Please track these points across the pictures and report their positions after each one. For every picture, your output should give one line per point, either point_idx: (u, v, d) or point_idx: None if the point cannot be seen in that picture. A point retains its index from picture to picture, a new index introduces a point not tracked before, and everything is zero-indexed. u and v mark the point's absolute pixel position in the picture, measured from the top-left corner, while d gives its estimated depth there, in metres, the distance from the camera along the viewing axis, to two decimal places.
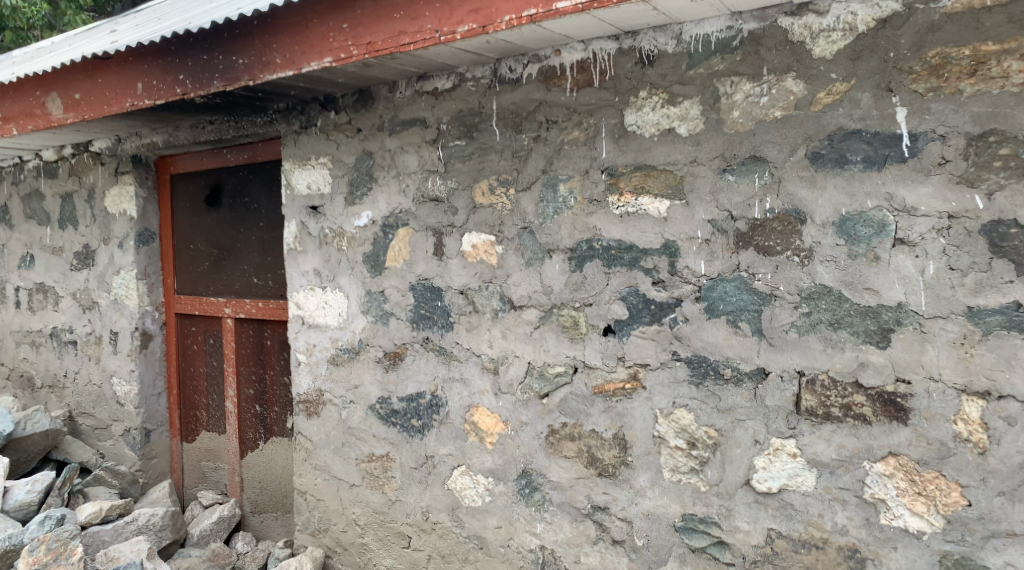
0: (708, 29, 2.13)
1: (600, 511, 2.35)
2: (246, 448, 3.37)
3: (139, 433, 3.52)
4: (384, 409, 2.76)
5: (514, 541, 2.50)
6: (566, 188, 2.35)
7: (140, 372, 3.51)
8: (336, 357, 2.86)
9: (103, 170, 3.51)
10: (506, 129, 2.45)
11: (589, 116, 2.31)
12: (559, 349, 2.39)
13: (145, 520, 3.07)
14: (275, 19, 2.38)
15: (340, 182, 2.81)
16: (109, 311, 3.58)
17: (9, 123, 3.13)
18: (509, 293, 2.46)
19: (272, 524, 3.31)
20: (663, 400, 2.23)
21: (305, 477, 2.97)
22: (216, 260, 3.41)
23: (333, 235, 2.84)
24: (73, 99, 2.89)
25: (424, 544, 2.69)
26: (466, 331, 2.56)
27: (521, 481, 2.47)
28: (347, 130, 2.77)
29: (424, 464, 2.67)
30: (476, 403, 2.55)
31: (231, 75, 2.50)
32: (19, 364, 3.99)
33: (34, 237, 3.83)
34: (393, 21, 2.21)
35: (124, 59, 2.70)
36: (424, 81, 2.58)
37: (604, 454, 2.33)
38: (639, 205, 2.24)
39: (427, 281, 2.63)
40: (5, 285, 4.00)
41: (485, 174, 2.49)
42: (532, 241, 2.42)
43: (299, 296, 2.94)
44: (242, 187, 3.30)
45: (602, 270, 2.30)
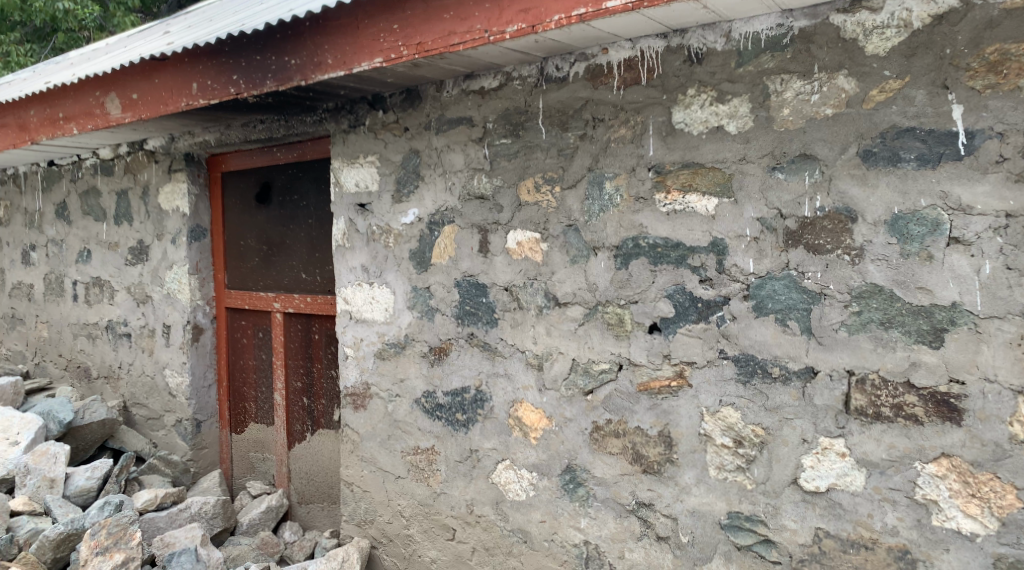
0: (758, 27, 2.12)
1: (644, 507, 2.35)
2: (294, 439, 3.43)
3: (190, 423, 3.61)
4: (429, 403, 2.79)
5: (558, 536, 2.52)
6: (612, 185, 2.36)
7: (191, 364, 3.59)
8: (383, 352, 2.90)
9: (157, 168, 3.60)
10: (552, 127, 2.46)
11: (636, 114, 2.31)
12: (604, 346, 2.40)
13: (198, 508, 3.15)
14: (328, 21, 2.43)
15: (388, 179, 2.85)
16: (162, 305, 3.67)
17: (70, 123, 3.23)
18: (554, 290, 2.48)
19: (318, 514, 3.37)
20: (710, 398, 2.23)
21: (352, 469, 3.03)
22: (266, 256, 3.48)
23: (380, 233, 2.88)
24: (131, 99, 2.97)
25: (468, 537, 2.72)
26: (511, 328, 2.58)
27: (566, 476, 2.49)
28: (395, 129, 2.81)
29: (469, 458, 2.70)
30: (521, 399, 2.57)
31: (283, 76, 2.55)
32: (76, 356, 4.11)
33: (91, 233, 3.95)
34: (443, 22, 2.24)
35: (180, 60, 2.77)
36: (471, 81, 2.61)
37: (650, 451, 2.33)
38: (687, 203, 2.24)
39: (472, 277, 2.66)
40: (62, 278, 4.13)
41: (531, 172, 2.51)
42: (577, 239, 2.43)
43: (347, 291, 2.99)
44: (291, 185, 3.36)
45: (648, 268, 2.31)
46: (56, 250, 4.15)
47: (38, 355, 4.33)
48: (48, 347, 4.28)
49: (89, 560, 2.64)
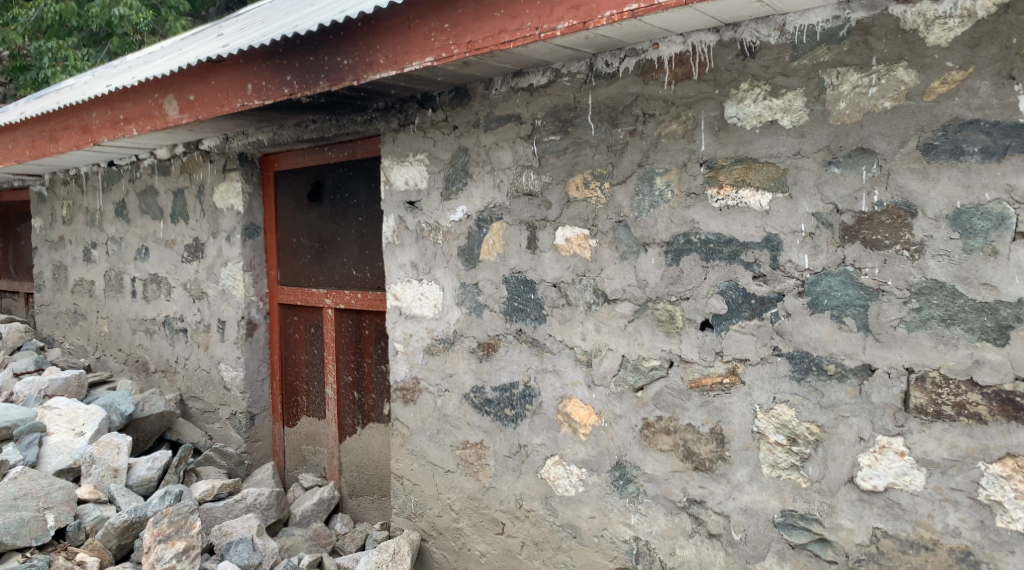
0: (814, 20, 2.09)
1: (695, 504, 2.34)
2: (344, 433, 3.48)
3: (244, 416, 3.68)
4: (478, 398, 2.81)
5: (608, 532, 2.52)
6: (663, 181, 2.35)
7: (245, 359, 3.67)
8: (432, 347, 2.93)
9: (212, 167, 3.67)
10: (602, 123, 2.46)
11: (687, 109, 2.30)
12: (654, 343, 2.39)
13: (253, 498, 3.22)
14: (379, 21, 2.46)
15: (437, 177, 2.87)
16: (217, 301, 3.75)
17: (130, 125, 3.31)
18: (604, 286, 2.48)
19: (369, 507, 3.42)
20: (763, 396, 2.21)
21: (402, 462, 3.06)
22: (318, 253, 3.54)
23: (430, 230, 2.91)
24: (188, 100, 3.04)
25: (518, 532, 2.73)
26: (560, 324, 2.58)
27: (616, 473, 2.49)
28: (444, 127, 2.82)
29: (518, 453, 2.71)
30: (569, 395, 2.57)
31: (336, 76, 2.59)
32: (135, 350, 4.23)
33: (149, 231, 4.05)
34: (494, 20, 2.26)
35: (235, 62, 2.83)
36: (520, 78, 2.62)
37: (701, 448, 2.32)
38: (740, 198, 2.22)
39: (520, 274, 2.66)
40: (122, 275, 4.25)
41: (580, 168, 2.51)
42: (627, 235, 2.42)
43: (397, 287, 3.02)
44: (342, 183, 3.41)
45: (700, 264, 2.29)
46: (116, 248, 4.27)
47: (99, 350, 4.46)
48: (108, 342, 4.41)
49: (152, 547, 2.72)
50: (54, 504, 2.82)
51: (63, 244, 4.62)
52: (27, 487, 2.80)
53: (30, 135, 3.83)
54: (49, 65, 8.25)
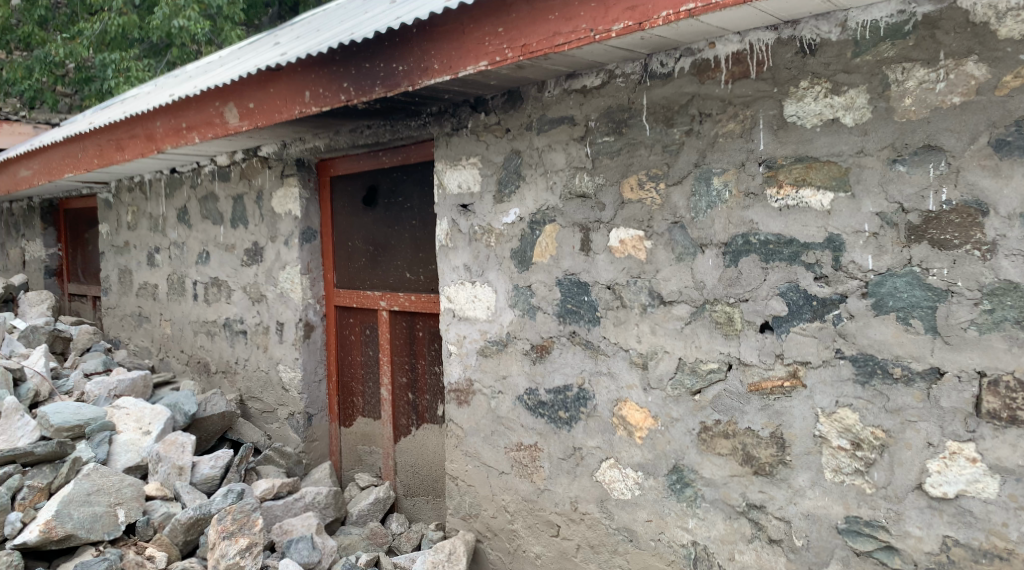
0: (877, 15, 2.05)
1: (755, 509, 2.30)
2: (400, 433, 3.52)
3: (302, 416, 3.73)
4: (532, 400, 2.80)
5: (665, 535, 2.49)
6: (720, 181, 2.32)
7: (303, 360, 3.73)
8: (486, 349, 2.93)
9: (271, 173, 3.74)
10: (657, 123, 2.44)
11: (744, 108, 2.27)
12: (712, 346, 2.36)
13: (312, 498, 3.27)
14: (434, 26, 2.48)
15: (490, 180, 2.88)
16: (276, 303, 3.82)
17: (192, 133, 3.40)
18: (659, 288, 2.46)
19: (424, 507, 3.44)
20: (825, 399, 2.17)
21: (457, 463, 3.07)
22: (373, 256, 3.57)
23: (482, 232, 2.91)
24: (248, 108, 3.11)
25: (573, 534, 2.72)
26: (614, 326, 2.57)
27: (673, 476, 2.47)
28: (497, 130, 2.83)
29: (573, 456, 2.70)
30: (625, 398, 2.56)
31: (392, 82, 2.61)
32: (197, 352, 4.33)
33: (210, 236, 4.15)
34: (549, 23, 2.26)
35: (293, 70, 2.88)
36: (574, 80, 2.60)
37: (761, 453, 2.28)
38: (800, 198, 2.18)
39: (575, 276, 2.65)
40: (184, 279, 4.36)
41: (634, 169, 2.49)
42: (683, 236, 2.40)
43: (450, 289, 3.03)
44: (396, 187, 3.44)
45: (760, 265, 2.26)
46: (178, 252, 4.38)
47: (162, 351, 4.59)
48: (171, 343, 4.53)
49: (217, 543, 2.78)
50: (125, 500, 2.90)
51: (128, 249, 4.76)
52: (100, 483, 2.88)
53: (98, 144, 3.96)
54: (112, 76, 8.55)
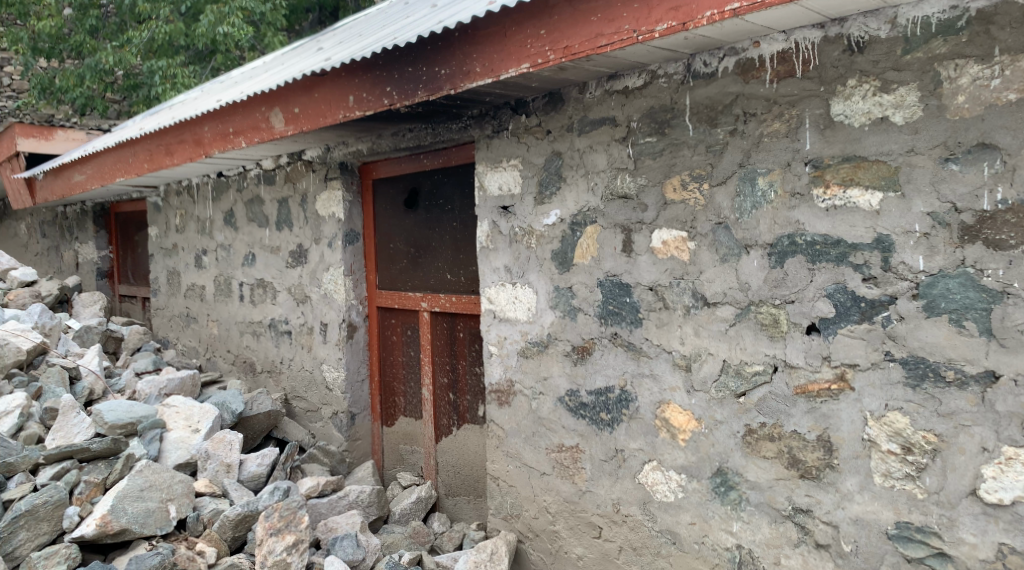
0: (929, 11, 2.02)
1: (801, 513, 2.27)
2: (441, 433, 3.54)
3: (345, 416, 3.77)
4: (573, 401, 2.80)
5: (709, 539, 2.47)
6: (765, 181, 2.30)
7: (346, 360, 3.76)
8: (527, 350, 2.93)
9: (315, 177, 3.79)
10: (700, 124, 2.42)
11: (790, 107, 2.24)
12: (757, 348, 2.34)
13: (356, 495, 3.32)
14: (476, 30, 2.49)
15: (530, 182, 2.87)
16: (320, 304, 3.86)
17: (239, 138, 3.45)
18: (703, 289, 2.44)
19: (465, 507, 3.46)
20: (874, 402, 2.13)
21: (498, 463, 3.08)
22: (414, 258, 3.60)
23: (523, 234, 2.91)
24: (293, 113, 3.15)
25: (615, 536, 2.71)
26: (657, 328, 2.55)
27: (716, 479, 2.44)
28: (537, 132, 2.83)
29: (615, 457, 2.69)
30: (668, 400, 2.54)
31: (434, 85, 2.63)
32: (243, 351, 4.41)
33: (255, 238, 4.22)
34: (591, 25, 2.26)
35: (338, 75, 2.92)
36: (616, 81, 2.59)
37: (807, 456, 2.25)
38: (848, 198, 2.15)
39: (616, 277, 2.64)
40: (230, 280, 4.44)
41: (677, 169, 2.47)
42: (727, 237, 2.38)
43: (491, 291, 3.04)
44: (437, 190, 3.46)
45: (806, 266, 2.23)
46: (224, 254, 4.46)
47: (209, 351, 4.67)
48: (218, 343, 4.61)
49: (264, 540, 2.83)
50: (175, 496, 2.97)
51: (177, 251, 4.86)
52: (152, 479, 2.94)
53: (148, 150, 4.05)
54: (159, 83, 8.78)
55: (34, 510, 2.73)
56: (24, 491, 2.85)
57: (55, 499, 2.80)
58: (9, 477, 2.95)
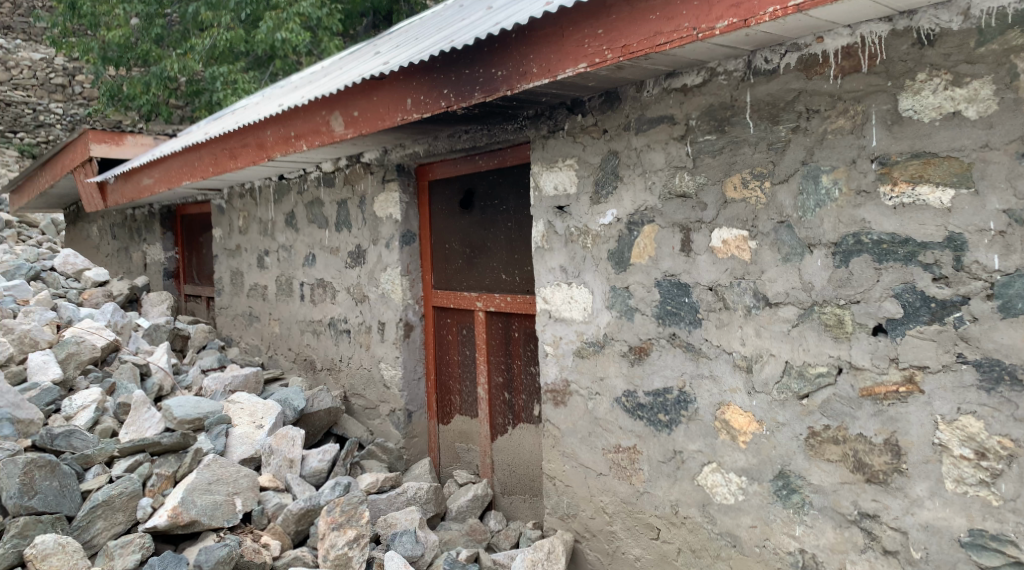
0: (1004, 2, 1.96)
1: (868, 518, 2.22)
2: (497, 432, 3.55)
3: (402, 413, 3.81)
4: (631, 402, 2.78)
5: (771, 542, 2.43)
6: (830, 179, 2.25)
7: (403, 359, 3.80)
8: (583, 350, 2.92)
9: (373, 179, 3.83)
10: (761, 121, 2.38)
11: (856, 103, 2.19)
12: (821, 349, 2.29)
13: (413, 492, 3.34)
14: (533, 31, 2.49)
15: (586, 182, 2.86)
16: (377, 304, 3.91)
17: (300, 141, 3.52)
18: (764, 289, 2.40)
19: (521, 506, 3.47)
20: (945, 406, 2.08)
21: (553, 463, 3.07)
22: (469, 258, 3.62)
23: (579, 234, 2.90)
24: (352, 116, 3.20)
25: (674, 537, 2.68)
26: (717, 328, 2.52)
27: (778, 482, 2.40)
28: (594, 132, 2.81)
29: (673, 459, 2.67)
30: (728, 401, 2.51)
31: (490, 87, 2.63)
32: (303, 350, 4.49)
33: (315, 239, 4.29)
34: (650, 23, 2.25)
35: (396, 78, 2.95)
36: (674, 78, 2.57)
37: (874, 460, 2.20)
38: (917, 195, 2.10)
39: (674, 277, 2.62)
40: (291, 280, 4.52)
41: (738, 168, 2.44)
42: (790, 236, 2.34)
43: (546, 291, 3.03)
44: (493, 190, 3.47)
45: (872, 266, 2.18)
46: (285, 255, 4.54)
47: (271, 349, 4.77)
48: (279, 342, 4.71)
49: (326, 534, 2.89)
50: (241, 490, 3.03)
51: (240, 252, 4.97)
52: (219, 474, 3.01)
53: (213, 153, 4.15)
54: (221, 88, 9.01)
55: (110, 501, 2.83)
56: (101, 482, 2.95)
57: (129, 490, 2.88)
58: (87, 468, 3.05)
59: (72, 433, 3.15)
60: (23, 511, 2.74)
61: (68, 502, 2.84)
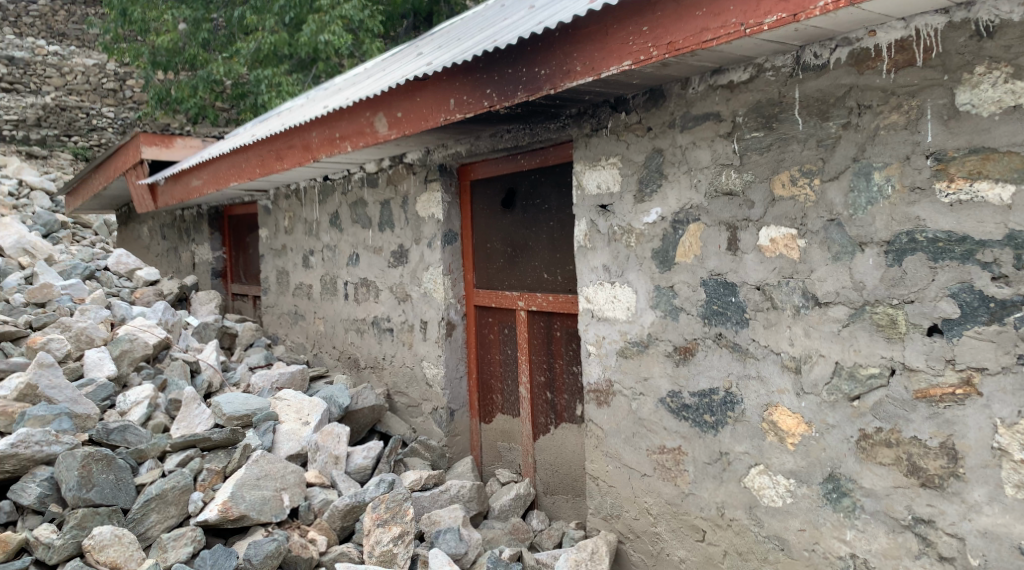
0: None
1: (923, 523, 2.17)
2: (539, 431, 3.54)
3: (445, 412, 3.82)
4: (675, 403, 2.75)
5: (820, 546, 2.39)
6: (882, 176, 2.20)
7: (445, 357, 3.81)
8: (626, 350, 2.90)
9: (415, 179, 3.85)
10: (811, 117, 2.33)
11: (910, 98, 2.14)
12: (873, 349, 2.24)
13: (457, 490, 3.34)
14: (578, 29, 2.47)
15: (630, 180, 2.83)
16: (420, 303, 3.93)
17: (345, 142, 3.55)
18: (814, 289, 2.35)
19: (563, 506, 3.45)
20: (1005, 409, 2.02)
21: (597, 463, 3.05)
22: (511, 257, 3.61)
23: (623, 233, 2.88)
24: (396, 117, 3.22)
25: (720, 540, 2.65)
26: (764, 328, 2.48)
27: (828, 485, 2.36)
28: (637, 130, 2.79)
29: (719, 460, 2.63)
30: (776, 402, 2.46)
31: (533, 86, 2.62)
32: (348, 348, 4.53)
33: (359, 239, 4.32)
34: (696, 19, 2.22)
35: (439, 79, 2.96)
36: (720, 75, 2.53)
37: (929, 464, 2.15)
38: (975, 192, 2.05)
39: (720, 276, 2.58)
40: (336, 279, 4.56)
41: (786, 165, 2.40)
42: (840, 235, 2.29)
43: (589, 290, 3.01)
44: (535, 190, 3.46)
45: (927, 264, 2.13)
46: (330, 254, 4.59)
47: (316, 347, 4.83)
48: (324, 340, 4.75)
49: (372, 530, 2.90)
50: (288, 486, 3.07)
51: (285, 251, 5.03)
52: (268, 469, 3.05)
53: (259, 155, 4.21)
54: (266, 91, 9.15)
55: (164, 494, 2.88)
56: (154, 476, 3.02)
57: (182, 484, 2.93)
58: (140, 462, 3.12)
59: (127, 428, 3.23)
60: (81, 504, 2.81)
61: (124, 495, 2.91)
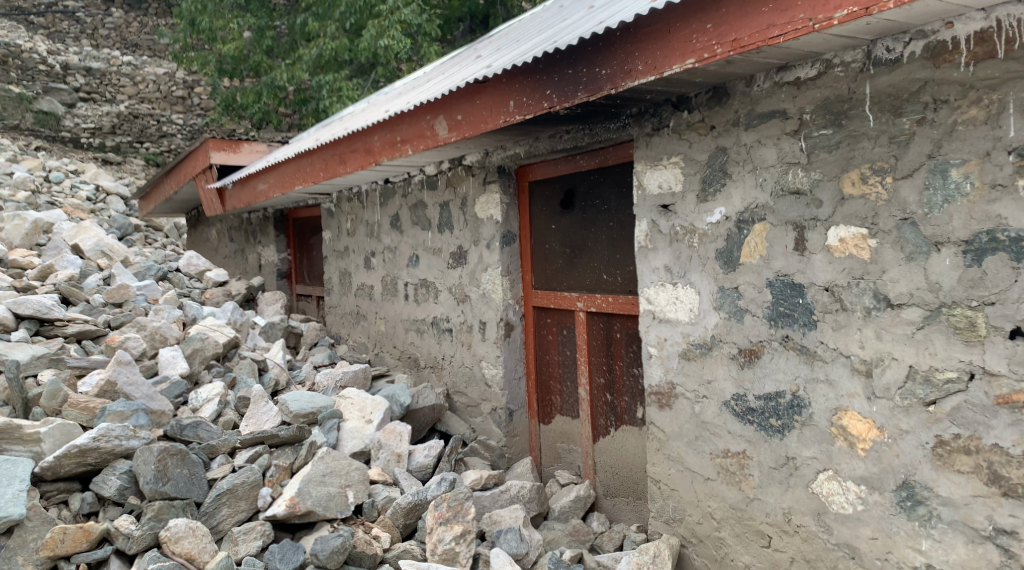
0: None
1: (1005, 534, 2.10)
2: (598, 433, 3.51)
3: (504, 412, 3.82)
4: (740, 406, 2.69)
5: (894, 555, 2.32)
6: (960, 173, 2.13)
7: (504, 358, 3.81)
8: (688, 352, 2.85)
9: (475, 181, 3.86)
10: (882, 113, 2.26)
11: (990, 92, 2.07)
12: (950, 353, 2.17)
13: (517, 490, 3.34)
14: (639, 28, 2.44)
15: (693, 180, 2.78)
16: (479, 304, 3.92)
17: (405, 145, 3.58)
18: (886, 290, 2.28)
19: (624, 508, 3.42)
20: None
21: (658, 467, 3.00)
22: (570, 258, 3.59)
23: (685, 233, 2.83)
24: (456, 120, 3.23)
25: (787, 546, 2.58)
26: (833, 331, 2.41)
27: (902, 492, 2.28)
28: (700, 128, 2.73)
29: (785, 465, 2.57)
30: (846, 407, 2.40)
31: (594, 86, 2.60)
32: (408, 348, 4.56)
33: (419, 240, 4.36)
34: (762, 15, 2.17)
35: (499, 81, 2.96)
36: (786, 72, 2.47)
37: (1011, 472, 2.08)
38: None
39: (787, 277, 2.52)
40: (396, 280, 4.61)
41: (856, 163, 2.33)
42: (914, 234, 2.22)
43: (650, 291, 2.97)
44: (594, 190, 3.43)
45: (1010, 265, 2.06)
46: (391, 256, 4.63)
47: (377, 347, 4.88)
48: (385, 340, 4.80)
49: (433, 529, 2.91)
50: (353, 483, 3.11)
51: (347, 253, 5.10)
52: (333, 466, 3.09)
53: (322, 159, 4.27)
54: (327, 96, 9.33)
55: (234, 489, 2.95)
56: (225, 471, 3.10)
57: (251, 479, 3.00)
58: (212, 458, 3.21)
59: (199, 424, 3.32)
60: (158, 496, 2.88)
61: (197, 489, 2.99)
